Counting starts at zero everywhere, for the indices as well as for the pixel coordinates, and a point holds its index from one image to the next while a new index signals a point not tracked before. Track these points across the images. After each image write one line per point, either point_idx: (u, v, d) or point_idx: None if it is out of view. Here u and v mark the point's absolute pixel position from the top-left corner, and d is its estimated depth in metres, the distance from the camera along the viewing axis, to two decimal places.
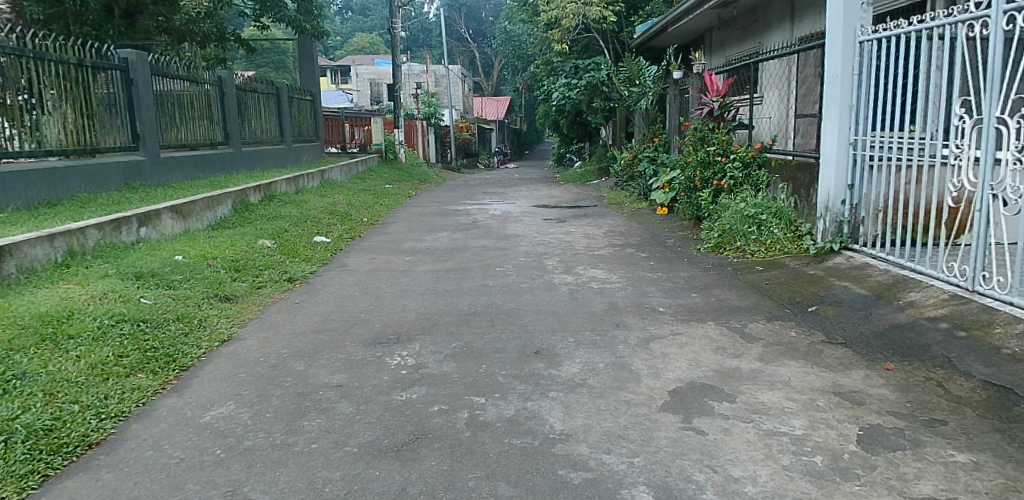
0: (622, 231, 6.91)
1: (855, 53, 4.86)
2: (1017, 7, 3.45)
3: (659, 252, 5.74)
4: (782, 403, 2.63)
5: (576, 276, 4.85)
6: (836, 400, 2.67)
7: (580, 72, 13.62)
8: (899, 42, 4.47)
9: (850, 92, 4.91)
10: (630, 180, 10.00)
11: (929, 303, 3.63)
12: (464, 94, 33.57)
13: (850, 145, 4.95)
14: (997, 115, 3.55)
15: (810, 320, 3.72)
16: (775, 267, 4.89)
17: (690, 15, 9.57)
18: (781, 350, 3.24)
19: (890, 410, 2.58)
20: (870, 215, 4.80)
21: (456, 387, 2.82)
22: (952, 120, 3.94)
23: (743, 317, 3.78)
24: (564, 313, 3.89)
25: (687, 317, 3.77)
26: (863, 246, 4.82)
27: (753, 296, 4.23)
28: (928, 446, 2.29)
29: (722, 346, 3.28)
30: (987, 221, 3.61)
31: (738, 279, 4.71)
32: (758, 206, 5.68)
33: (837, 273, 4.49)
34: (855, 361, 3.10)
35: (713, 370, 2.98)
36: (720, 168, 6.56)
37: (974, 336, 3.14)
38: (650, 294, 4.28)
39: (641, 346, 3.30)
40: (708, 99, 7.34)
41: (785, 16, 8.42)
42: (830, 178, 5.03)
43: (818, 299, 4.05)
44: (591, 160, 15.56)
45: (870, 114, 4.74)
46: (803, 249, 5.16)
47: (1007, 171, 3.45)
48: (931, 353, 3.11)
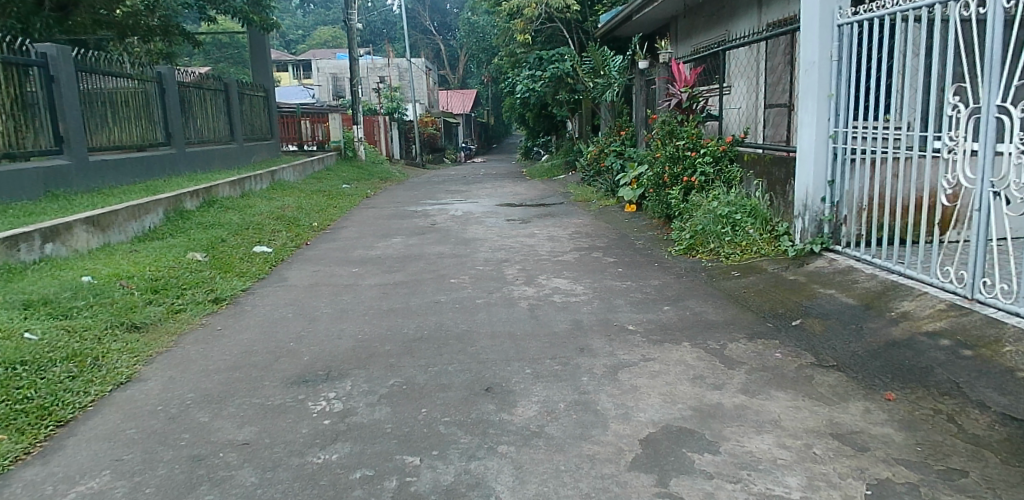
0: (589, 232, 6.48)
1: (833, 38, 4.48)
2: None
3: (628, 256, 5.32)
4: (773, 453, 2.21)
5: (538, 288, 4.39)
6: (836, 446, 2.26)
7: (545, 63, 13.16)
8: (883, 24, 4.10)
9: (828, 80, 4.54)
10: (597, 175, 9.58)
11: (925, 315, 3.25)
12: (428, 87, 32.84)
13: (830, 138, 4.58)
14: (999, 103, 3.19)
15: (795, 337, 3.32)
16: (753, 272, 4.49)
17: (655, 2, 9.15)
18: (766, 377, 2.83)
19: (899, 458, 2.18)
20: (853, 214, 4.44)
21: (387, 443, 2.35)
22: (945, 109, 3.58)
23: (721, 335, 3.37)
24: (521, 335, 3.43)
25: (659, 338, 3.34)
26: (846, 247, 4.46)
27: (731, 308, 3.83)
28: None
29: (700, 375, 2.86)
30: (987, 221, 3.26)
31: (713, 287, 4.30)
32: (731, 204, 5.29)
33: (820, 279, 4.11)
34: (851, 391, 2.70)
35: (691, 408, 2.55)
36: (690, 163, 6.17)
37: (980, 356, 2.77)
38: (618, 308, 3.85)
39: (608, 378, 2.86)
40: (677, 90, 6.85)
41: (752, 2, 8.04)
42: (809, 174, 4.66)
43: (802, 311, 3.65)
44: (558, 154, 15.12)
45: (851, 104, 4.37)
46: (781, 251, 4.77)
47: (1010, 166, 3.10)
48: (935, 378, 2.73)
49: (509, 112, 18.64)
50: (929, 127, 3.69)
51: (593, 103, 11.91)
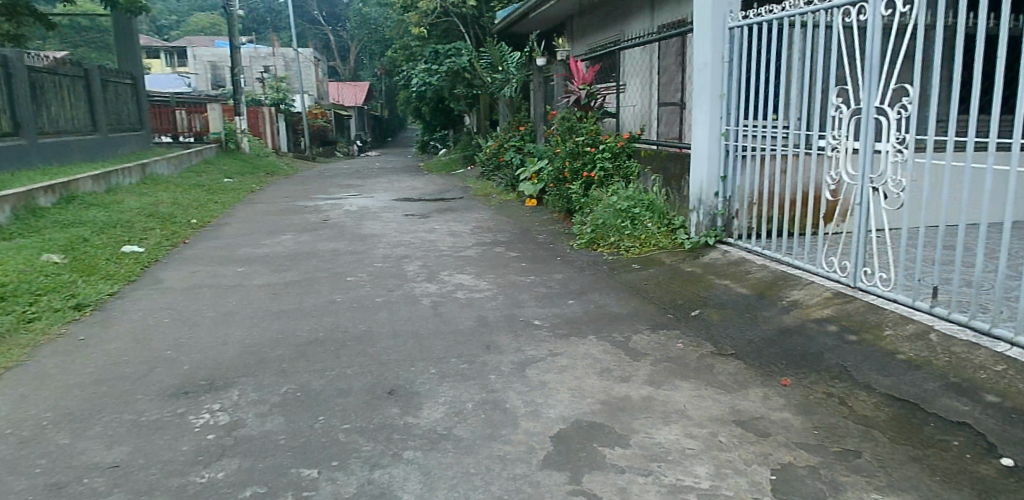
0: (490, 227, 6.41)
1: (724, 40, 4.65)
2: None
3: (530, 251, 5.30)
4: (681, 443, 2.22)
5: (439, 284, 4.26)
6: (740, 433, 2.30)
7: (440, 57, 12.97)
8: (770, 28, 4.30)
9: (720, 81, 4.71)
10: (496, 170, 9.54)
11: (813, 303, 3.43)
12: (318, 79, 31.66)
13: (722, 136, 4.75)
14: (877, 105, 3.44)
15: (696, 327, 3.40)
16: (652, 264, 4.58)
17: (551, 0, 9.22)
18: (671, 368, 2.86)
19: (798, 441, 2.25)
20: (744, 208, 4.64)
21: (281, 455, 2.16)
22: (829, 110, 3.81)
23: (626, 327, 3.39)
24: (424, 334, 3.30)
25: (565, 332, 3.31)
26: (737, 239, 4.65)
27: (634, 300, 3.87)
28: (849, 491, 1.97)
29: (607, 368, 2.85)
30: (868, 214, 3.54)
31: (615, 280, 4.35)
32: (630, 198, 5.36)
33: (716, 270, 4.26)
34: (750, 378, 2.78)
35: (600, 402, 2.52)
36: (589, 159, 6.23)
37: (865, 340, 2.95)
38: (523, 304, 3.79)
39: (516, 375, 2.78)
40: (576, 87, 7.05)
41: (645, 4, 8.26)
42: (703, 170, 4.82)
43: (700, 301, 3.75)
44: (455, 149, 14.98)
45: (741, 103, 4.56)
46: (678, 243, 4.90)
47: (889, 163, 3.35)
48: (825, 362, 2.87)
49: (405, 106, 18.27)
50: (814, 127, 3.91)
51: (491, 98, 11.87)
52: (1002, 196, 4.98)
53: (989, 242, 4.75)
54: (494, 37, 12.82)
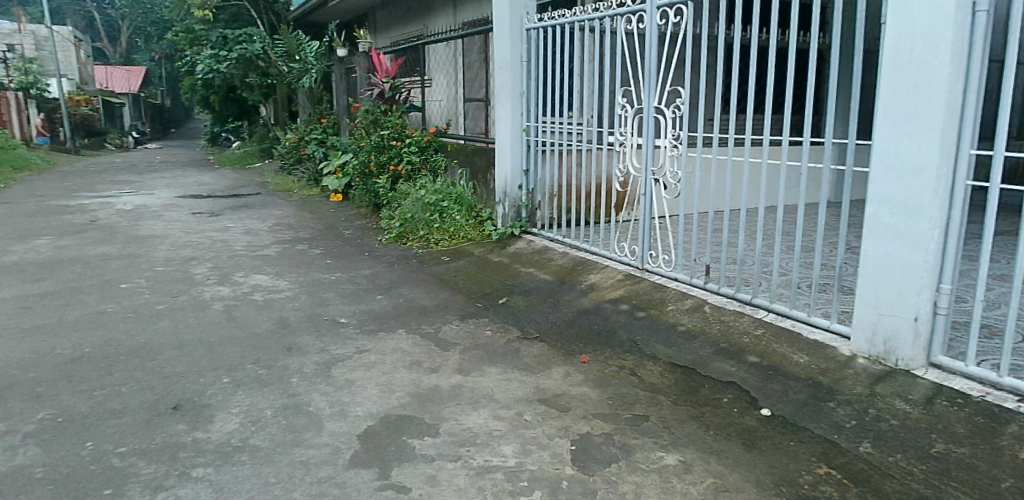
0: (292, 223, 6.07)
1: (521, 40, 4.82)
2: (669, 4, 3.66)
3: (335, 247, 5.11)
4: (489, 426, 2.27)
5: (234, 286, 3.95)
6: (544, 410, 2.41)
7: (230, 42, 12.01)
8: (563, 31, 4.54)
9: (519, 79, 4.87)
10: (297, 163, 9.07)
11: (608, 285, 3.70)
12: (82, 62, 27.80)
13: (523, 131, 4.93)
14: (656, 105, 3.79)
15: (502, 314, 3.50)
16: (461, 256, 4.64)
17: None
18: (479, 354, 2.92)
19: (596, 412, 2.42)
20: (545, 199, 4.86)
21: (39, 492, 1.85)
22: (616, 108, 4.12)
23: (435, 319, 3.39)
24: (216, 341, 3.03)
25: (373, 328, 3.23)
26: (541, 229, 4.88)
27: (442, 292, 3.89)
28: (639, 453, 2.16)
29: (416, 360, 2.83)
30: (651, 203, 3.87)
31: (424, 273, 4.35)
32: (437, 192, 5.37)
33: (521, 258, 4.42)
34: (552, 358, 2.93)
35: (409, 394, 2.50)
36: (395, 153, 6.15)
37: (652, 315, 3.30)
38: (328, 302, 3.64)
39: (320, 376, 2.66)
40: (378, 80, 6.95)
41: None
42: (506, 164, 4.98)
43: (506, 289, 3.88)
44: (251, 142, 13.99)
45: (539, 101, 4.77)
46: (485, 235, 5.01)
47: (667, 157, 3.71)
48: (619, 338, 3.13)
49: (190, 95, 16.71)
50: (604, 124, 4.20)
51: (289, 88, 11.24)
52: (755, 185, 5.77)
53: (746, 224, 5.48)
54: (290, 24, 12.15)
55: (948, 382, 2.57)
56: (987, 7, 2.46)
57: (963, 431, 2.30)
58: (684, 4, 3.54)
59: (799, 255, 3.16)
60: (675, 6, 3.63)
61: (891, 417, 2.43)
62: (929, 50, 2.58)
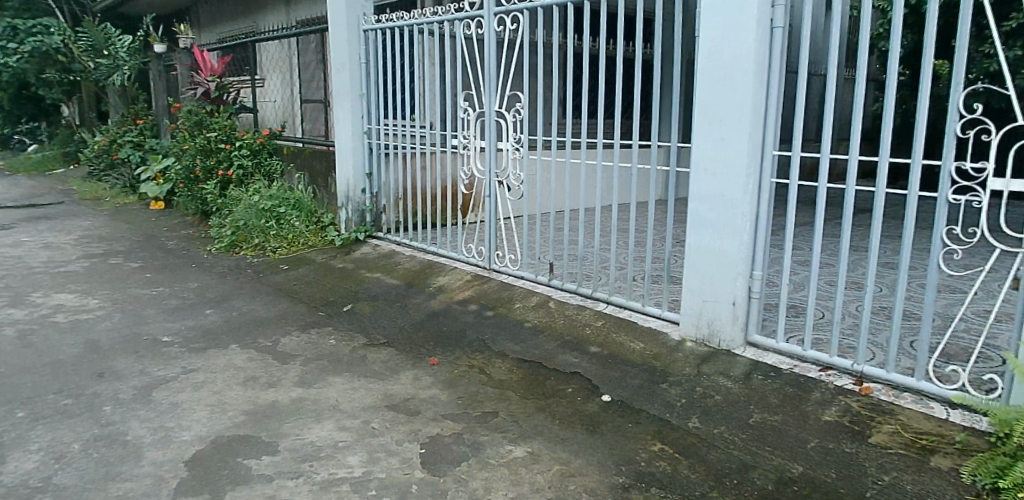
0: (103, 236, 5.45)
1: (359, 42, 4.69)
2: (506, 11, 3.74)
3: (158, 260, 4.66)
4: (334, 437, 2.17)
5: (28, 308, 3.46)
6: (391, 416, 2.35)
7: (20, 33, 10.57)
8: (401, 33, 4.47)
9: (358, 80, 4.75)
10: (109, 169, 8.17)
11: (456, 286, 3.71)
12: None
13: (364, 134, 4.80)
14: (497, 109, 3.86)
15: (347, 321, 3.38)
16: (302, 263, 4.42)
17: None
18: (322, 364, 2.79)
19: (445, 413, 2.40)
20: (391, 203, 4.78)
21: None
22: (458, 111, 4.13)
23: (274, 331, 3.20)
24: (7, 372, 2.63)
25: (202, 345, 2.98)
26: (387, 233, 4.78)
27: (281, 302, 3.68)
28: (489, 449, 2.18)
29: (252, 376, 2.64)
30: (496, 205, 3.93)
31: (261, 283, 4.09)
32: (273, 197, 5.09)
33: (366, 264, 4.31)
34: (400, 362, 2.87)
35: (245, 412, 2.33)
36: (225, 157, 5.74)
37: (500, 313, 3.37)
38: (148, 320, 3.30)
39: (139, 401, 2.39)
40: (202, 79, 6.37)
41: None
42: (348, 167, 4.83)
43: (352, 295, 3.75)
44: (52, 146, 12.41)
45: (380, 103, 4.67)
46: (329, 242, 4.82)
47: (510, 159, 3.79)
48: (468, 338, 3.14)
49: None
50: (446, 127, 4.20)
51: (96, 86, 10.10)
52: (593, 185, 6.09)
53: (586, 223, 5.76)
54: (96, 15, 10.94)
55: (763, 359, 2.93)
56: (782, 26, 2.84)
57: (775, 401, 2.62)
58: (521, 11, 3.63)
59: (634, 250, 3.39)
60: (511, 13, 3.72)
61: (715, 393, 2.68)
62: (737, 60, 2.89)
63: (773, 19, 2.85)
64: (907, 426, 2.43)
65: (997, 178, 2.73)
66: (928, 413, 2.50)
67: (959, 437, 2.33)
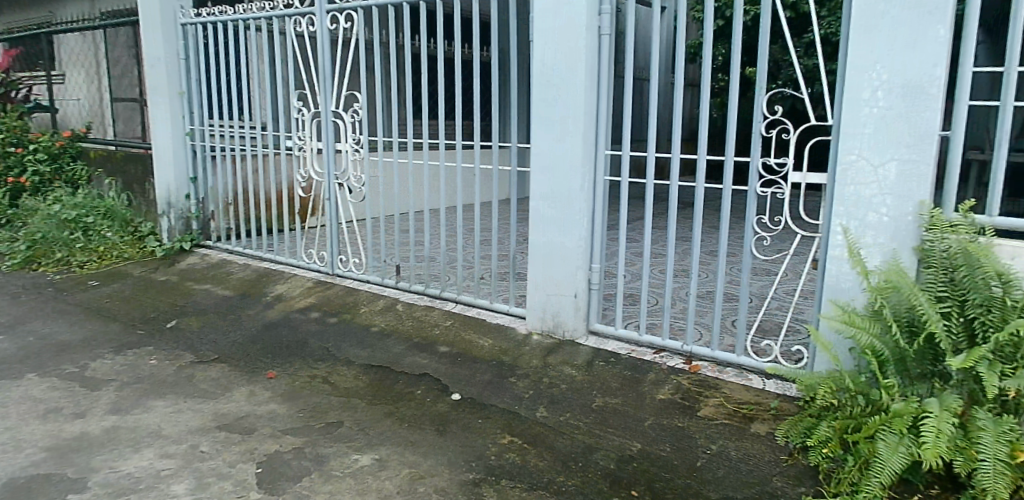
0: None
1: (176, 37, 4.33)
2: (339, 9, 3.61)
3: None
4: (156, 467, 1.99)
5: None
6: (223, 437, 2.19)
7: None
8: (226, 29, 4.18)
9: (176, 78, 4.37)
10: None
11: (296, 294, 3.55)
12: None
13: (186, 136, 4.45)
14: (333, 110, 3.72)
15: (171, 338, 3.08)
16: (116, 278, 3.99)
17: None
18: (141, 387, 2.54)
19: (285, 427, 2.29)
20: (220, 209, 4.44)
21: None
22: (291, 111, 3.92)
23: (82, 354, 2.86)
24: None
25: None
26: (217, 242, 4.49)
27: (90, 322, 3.29)
28: (333, 460, 2.11)
29: (55, 407, 2.34)
30: (336, 208, 3.79)
31: (65, 302, 3.64)
32: (79, 206, 4.60)
33: (193, 275, 3.98)
34: (233, 378, 2.67)
35: (46, 450, 2.06)
36: (16, 161, 5.06)
37: (343, 320, 3.26)
38: None
39: None
40: None
41: None
42: (169, 173, 4.45)
43: (176, 310, 3.44)
44: None
45: (205, 103, 4.33)
46: (148, 252, 4.43)
47: (350, 161, 3.67)
48: (310, 347, 3.00)
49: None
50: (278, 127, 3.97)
51: None
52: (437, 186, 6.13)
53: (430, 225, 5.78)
54: None
55: (604, 346, 3.15)
56: (609, 32, 3.07)
57: (615, 385, 2.84)
58: (355, 10, 3.54)
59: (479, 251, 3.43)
60: (345, 11, 3.59)
61: (560, 382, 2.83)
62: (569, 64, 3.08)
63: (601, 26, 3.07)
64: (729, 398, 2.80)
65: (794, 173, 3.27)
66: (745, 384, 2.89)
67: (772, 404, 2.74)
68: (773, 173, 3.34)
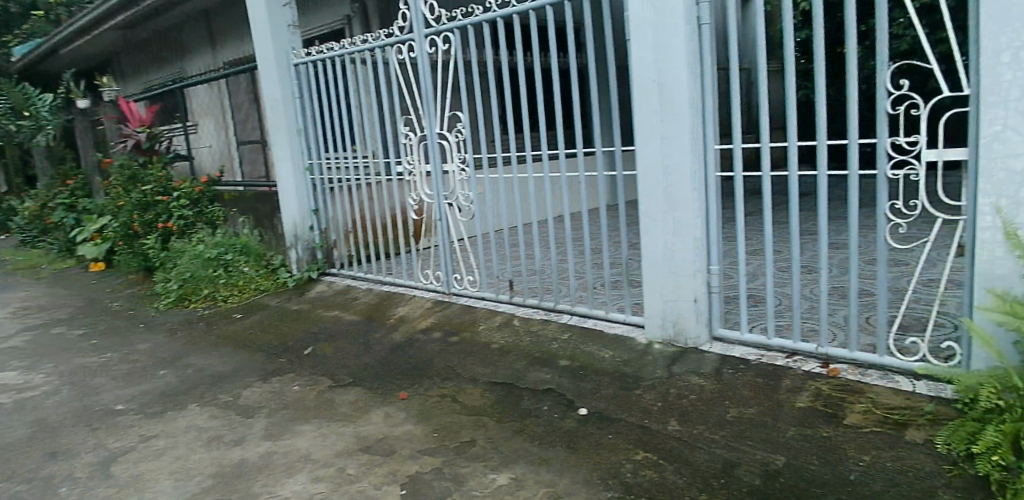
0: (51, 312, 6.13)
1: (291, 76, 5.72)
2: (400, 40, 4.86)
3: (122, 335, 5.17)
4: (310, 489, 2.68)
5: (14, 395, 4.01)
6: (365, 460, 2.88)
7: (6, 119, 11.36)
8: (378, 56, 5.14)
9: (296, 117, 5.80)
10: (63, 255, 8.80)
11: (418, 315, 4.57)
12: None
13: (306, 170, 5.89)
14: (416, 133, 4.99)
15: (316, 367, 4.03)
16: (263, 326, 4.94)
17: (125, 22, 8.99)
18: (293, 416, 3.38)
19: (422, 449, 2.92)
20: (340, 236, 5.88)
21: None
22: (402, 137, 5.07)
23: (271, 388, 3.78)
24: (18, 460, 3.15)
25: (215, 413, 3.51)
26: (340, 269, 5.94)
27: (242, 360, 4.30)
28: (469, 480, 2.66)
29: (243, 437, 3.19)
30: (445, 224, 4.92)
31: (241, 341, 4.70)
32: (196, 220, 6.90)
33: (338, 305, 5.15)
34: (371, 401, 3.46)
35: (214, 478, 2.84)
36: (163, 209, 6.84)
37: (463, 339, 4.04)
38: (133, 401, 3.78)
39: (98, 477, 2.94)
40: (134, 130, 7.63)
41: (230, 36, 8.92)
42: (295, 206, 5.94)
43: (313, 339, 4.52)
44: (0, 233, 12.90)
45: (318, 141, 5.74)
46: (276, 272, 6.11)
47: (421, 183, 5.02)
48: (436, 366, 3.77)
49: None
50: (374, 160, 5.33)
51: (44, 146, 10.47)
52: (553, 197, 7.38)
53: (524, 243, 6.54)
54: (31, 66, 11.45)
55: (730, 352, 3.31)
56: (709, 24, 3.18)
57: (748, 394, 2.96)
58: (411, 39, 4.80)
59: (607, 259, 3.78)
60: (405, 43, 4.85)
61: (690, 393, 3.05)
62: (671, 61, 3.22)
63: (700, 18, 3.19)
64: (876, 403, 2.77)
65: (928, 150, 2.94)
66: (894, 387, 2.83)
67: (927, 408, 2.67)
68: (903, 153, 3.03)
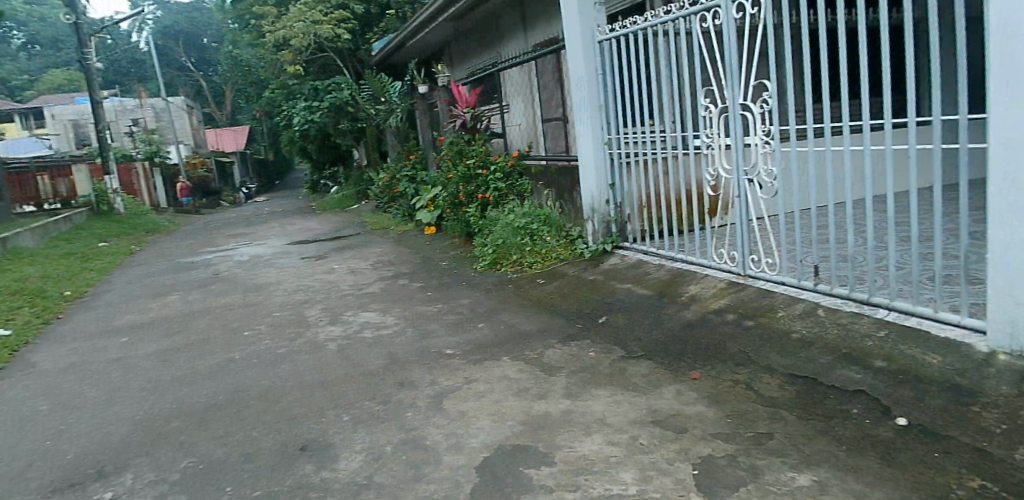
0: (396, 266, 7.39)
1: (595, 53, 5.96)
2: (705, 9, 4.72)
3: (449, 289, 6.04)
4: (606, 451, 2.89)
5: (374, 330, 4.99)
6: (658, 433, 2.99)
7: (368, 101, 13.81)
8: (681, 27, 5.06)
9: (597, 93, 6.04)
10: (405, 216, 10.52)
11: (712, 294, 4.50)
12: (193, 128, 31.23)
13: (605, 144, 6.11)
14: (718, 106, 4.84)
15: (612, 337, 4.25)
16: (563, 292, 5.34)
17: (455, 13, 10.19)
18: (590, 380, 3.64)
19: (715, 433, 2.94)
20: (634, 210, 6.01)
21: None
22: (702, 110, 4.98)
23: (570, 350, 4.10)
24: (378, 384, 3.93)
25: (522, 366, 3.95)
26: (631, 243, 6.08)
27: (546, 322, 4.72)
28: (766, 472, 2.60)
29: (547, 392, 3.54)
30: (746, 201, 4.68)
31: (544, 305, 5.16)
32: (508, 191, 7.66)
33: (632, 278, 5.30)
34: (664, 378, 3.56)
35: (523, 424, 3.22)
36: (482, 181, 7.73)
37: (760, 323, 3.89)
38: (459, 347, 4.41)
39: (436, 407, 3.53)
40: (461, 110, 8.73)
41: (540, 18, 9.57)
42: (593, 180, 6.22)
43: (608, 308, 4.76)
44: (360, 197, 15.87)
45: (617, 115, 5.91)
46: (574, 241, 6.53)
47: (721, 159, 4.88)
48: (731, 351, 3.70)
49: (289, 128, 18.61)
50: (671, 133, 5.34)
51: (394, 124, 12.53)
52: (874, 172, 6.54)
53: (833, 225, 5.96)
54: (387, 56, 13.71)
55: None
56: None
57: None
58: (717, 6, 4.63)
59: (938, 248, 3.26)
60: (710, 10, 4.70)
61: None
62: None
63: None
64: None
65: None
66: None
67: None
68: None
